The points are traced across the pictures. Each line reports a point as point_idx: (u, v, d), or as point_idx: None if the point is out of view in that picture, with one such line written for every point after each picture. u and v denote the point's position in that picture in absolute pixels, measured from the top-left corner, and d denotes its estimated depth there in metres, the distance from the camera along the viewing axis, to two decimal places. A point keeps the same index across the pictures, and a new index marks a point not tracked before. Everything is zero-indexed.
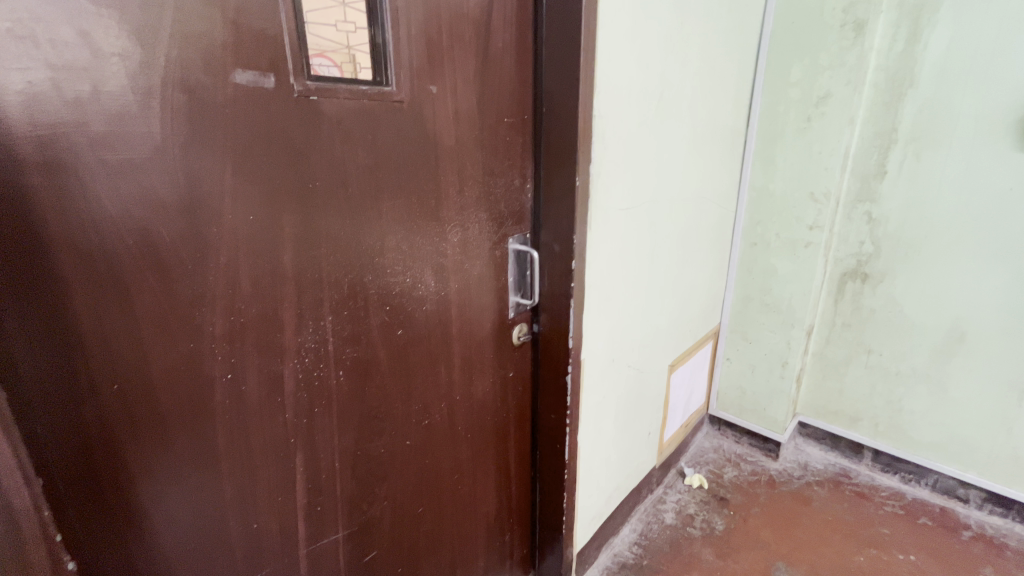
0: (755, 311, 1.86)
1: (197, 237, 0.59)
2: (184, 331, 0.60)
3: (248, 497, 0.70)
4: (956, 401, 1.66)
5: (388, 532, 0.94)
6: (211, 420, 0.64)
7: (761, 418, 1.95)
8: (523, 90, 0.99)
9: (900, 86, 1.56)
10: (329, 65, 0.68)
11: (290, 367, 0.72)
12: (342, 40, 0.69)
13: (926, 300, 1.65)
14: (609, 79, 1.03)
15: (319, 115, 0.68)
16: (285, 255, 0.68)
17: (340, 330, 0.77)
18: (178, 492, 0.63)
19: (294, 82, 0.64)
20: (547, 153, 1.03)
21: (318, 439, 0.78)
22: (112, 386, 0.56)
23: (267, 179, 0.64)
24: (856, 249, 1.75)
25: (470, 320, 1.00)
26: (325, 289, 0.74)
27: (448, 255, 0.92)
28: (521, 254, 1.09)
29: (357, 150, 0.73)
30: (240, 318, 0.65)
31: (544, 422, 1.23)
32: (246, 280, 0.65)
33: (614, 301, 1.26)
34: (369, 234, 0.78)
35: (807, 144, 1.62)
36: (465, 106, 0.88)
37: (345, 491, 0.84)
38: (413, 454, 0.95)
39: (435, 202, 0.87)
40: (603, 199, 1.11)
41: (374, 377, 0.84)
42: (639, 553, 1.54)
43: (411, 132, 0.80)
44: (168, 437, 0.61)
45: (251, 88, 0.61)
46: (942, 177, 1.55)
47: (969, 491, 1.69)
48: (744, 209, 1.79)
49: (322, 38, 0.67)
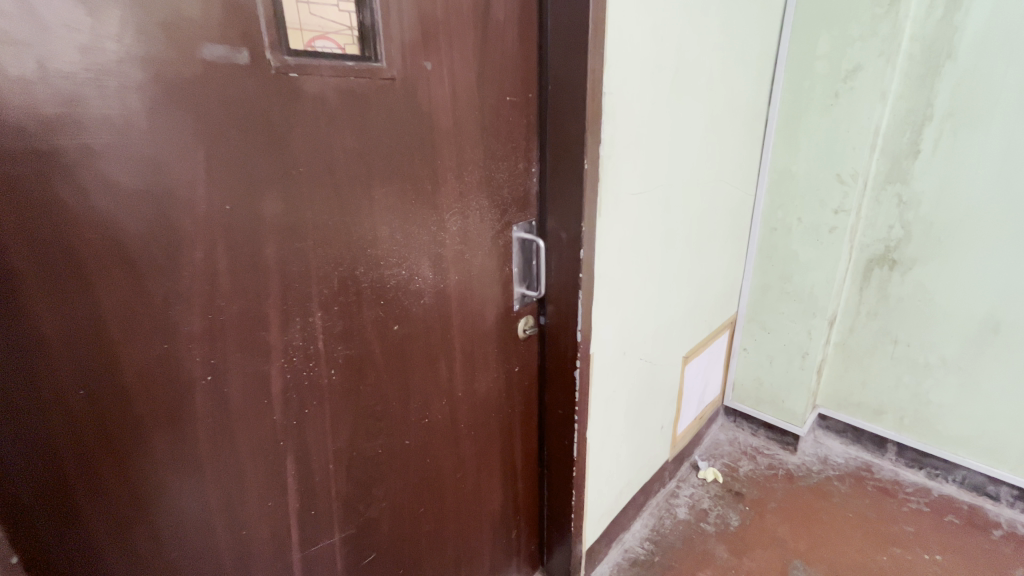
0: (774, 299, 1.78)
1: (168, 229, 0.54)
2: (158, 331, 0.56)
3: (234, 503, 0.67)
4: (988, 394, 1.57)
5: (388, 534, 0.91)
6: (194, 427, 0.61)
7: (779, 410, 1.88)
8: (527, 64, 0.92)
9: (937, 58, 1.44)
10: (332, 47, 0.64)
11: (277, 366, 0.67)
12: (345, 21, 0.65)
13: (960, 288, 1.55)
14: (620, 51, 0.95)
15: (300, 93, 0.62)
16: (267, 247, 0.63)
17: (331, 327, 0.73)
18: (167, 501, 0.60)
19: (272, 58, 0.58)
20: (554, 136, 0.96)
21: (310, 441, 0.74)
22: (79, 391, 0.52)
23: (243, 166, 0.59)
24: (884, 234, 1.65)
25: (472, 313, 0.95)
26: (313, 284, 0.69)
27: (447, 245, 0.87)
28: (526, 243, 1.03)
29: (344, 132, 0.68)
30: (219, 317, 0.60)
31: (552, 418, 1.18)
32: (224, 275, 0.60)
33: (626, 289, 1.19)
34: (360, 224, 0.73)
35: (834, 123, 1.51)
36: (463, 84, 0.81)
37: (340, 494, 0.80)
38: (412, 453, 0.91)
39: (432, 189, 0.81)
40: (613, 184, 1.04)
41: (369, 376, 0.80)
42: (651, 550, 1.50)
43: (404, 111, 0.74)
44: (146, 446, 0.57)
45: (222, 64, 0.55)
46: (981, 156, 1.44)
47: (1000, 488, 1.62)
48: (765, 193, 1.70)
49: (323, 18, 0.62)
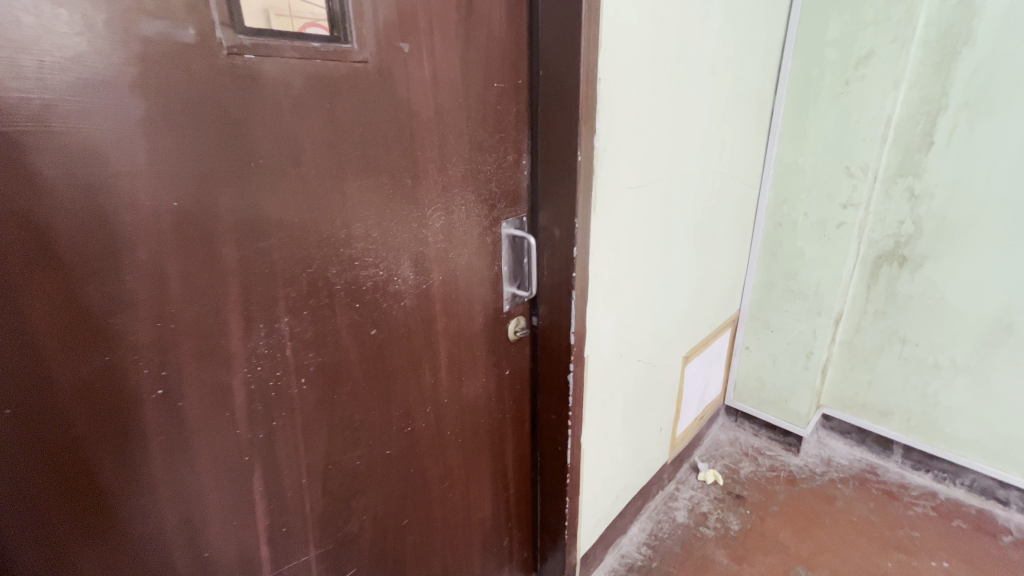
0: (778, 297, 1.72)
1: (106, 228, 0.49)
2: (99, 341, 0.50)
3: (195, 524, 0.62)
4: (1000, 396, 1.52)
5: (369, 548, 0.86)
6: (145, 445, 0.56)
7: (782, 411, 1.83)
8: (516, 48, 0.85)
9: (954, 43, 1.37)
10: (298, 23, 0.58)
11: (239, 377, 0.62)
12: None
13: (972, 287, 1.49)
14: (617, 35, 0.89)
15: (259, 77, 0.56)
16: (225, 247, 0.57)
17: (300, 333, 0.67)
18: (119, 524, 0.56)
19: (223, 36, 0.52)
20: (545, 125, 0.90)
21: (280, 455, 0.69)
22: (6, 409, 0.47)
23: (194, 158, 0.53)
24: (894, 229, 1.59)
25: (458, 315, 0.90)
26: (280, 286, 0.64)
27: (430, 244, 0.81)
28: (516, 241, 0.97)
29: (311, 120, 0.62)
30: (170, 324, 0.55)
31: (545, 423, 1.13)
32: (174, 279, 0.54)
33: (623, 288, 1.14)
34: (332, 221, 0.67)
35: (843, 112, 1.44)
36: (446, 69, 0.75)
37: (314, 509, 0.75)
38: (395, 464, 0.86)
39: (412, 182, 0.76)
40: (609, 177, 0.98)
41: (344, 384, 0.74)
42: (649, 555, 1.46)
43: (379, 98, 0.68)
44: (90, 467, 0.52)
45: (164, 42, 0.49)
46: (998, 148, 1.37)
47: (1010, 492, 1.56)
48: (770, 186, 1.64)
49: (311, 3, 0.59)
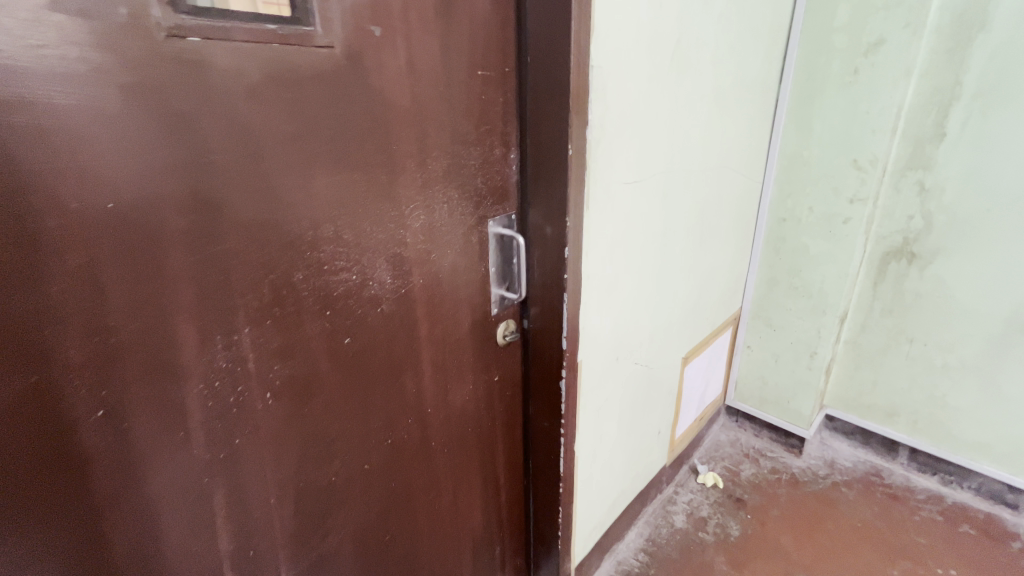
0: (781, 294, 1.66)
1: (27, 233, 0.44)
2: (24, 360, 0.45)
3: (148, 552, 0.57)
4: (1010, 398, 1.46)
5: (349, 567, 0.81)
6: (87, 471, 0.51)
7: (785, 412, 1.78)
8: (502, 33, 0.79)
9: (969, 29, 1.30)
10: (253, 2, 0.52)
11: (194, 394, 0.57)
12: None
13: (984, 285, 1.43)
14: (611, 18, 0.83)
15: (206, 63, 0.50)
16: (173, 253, 0.52)
17: (265, 344, 0.62)
18: (59, 554, 0.51)
19: (159, 15, 0.47)
20: (534, 117, 0.84)
21: (245, 475, 0.64)
22: None
23: (131, 153, 0.47)
24: (903, 225, 1.52)
25: (442, 320, 0.84)
26: (239, 295, 0.58)
27: (409, 245, 0.75)
28: (505, 240, 0.91)
29: (270, 112, 0.56)
30: (111, 339, 0.50)
31: (537, 430, 1.08)
32: (113, 288, 0.49)
33: (619, 289, 1.08)
34: (297, 223, 0.61)
35: (852, 103, 1.38)
36: (423, 56, 0.69)
37: (286, 530, 0.70)
38: (375, 478, 0.81)
39: (388, 179, 0.70)
40: (603, 172, 0.92)
41: (317, 397, 0.69)
42: (646, 562, 1.42)
43: (348, 87, 0.62)
44: (21, 495, 0.47)
45: (89, 23, 0.43)
46: (1014, 140, 1.31)
47: (1019, 497, 1.52)
48: (774, 180, 1.57)
49: None
